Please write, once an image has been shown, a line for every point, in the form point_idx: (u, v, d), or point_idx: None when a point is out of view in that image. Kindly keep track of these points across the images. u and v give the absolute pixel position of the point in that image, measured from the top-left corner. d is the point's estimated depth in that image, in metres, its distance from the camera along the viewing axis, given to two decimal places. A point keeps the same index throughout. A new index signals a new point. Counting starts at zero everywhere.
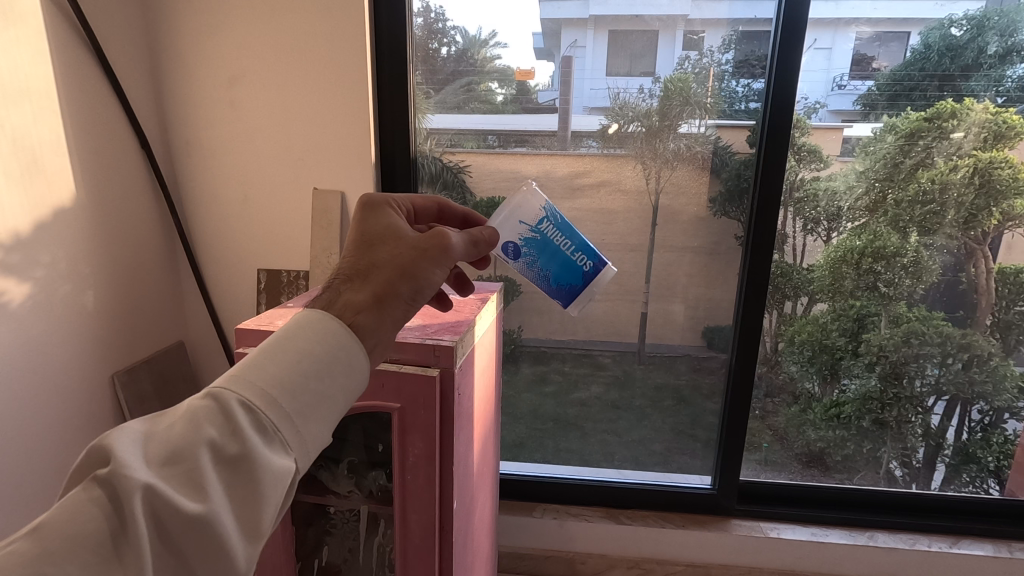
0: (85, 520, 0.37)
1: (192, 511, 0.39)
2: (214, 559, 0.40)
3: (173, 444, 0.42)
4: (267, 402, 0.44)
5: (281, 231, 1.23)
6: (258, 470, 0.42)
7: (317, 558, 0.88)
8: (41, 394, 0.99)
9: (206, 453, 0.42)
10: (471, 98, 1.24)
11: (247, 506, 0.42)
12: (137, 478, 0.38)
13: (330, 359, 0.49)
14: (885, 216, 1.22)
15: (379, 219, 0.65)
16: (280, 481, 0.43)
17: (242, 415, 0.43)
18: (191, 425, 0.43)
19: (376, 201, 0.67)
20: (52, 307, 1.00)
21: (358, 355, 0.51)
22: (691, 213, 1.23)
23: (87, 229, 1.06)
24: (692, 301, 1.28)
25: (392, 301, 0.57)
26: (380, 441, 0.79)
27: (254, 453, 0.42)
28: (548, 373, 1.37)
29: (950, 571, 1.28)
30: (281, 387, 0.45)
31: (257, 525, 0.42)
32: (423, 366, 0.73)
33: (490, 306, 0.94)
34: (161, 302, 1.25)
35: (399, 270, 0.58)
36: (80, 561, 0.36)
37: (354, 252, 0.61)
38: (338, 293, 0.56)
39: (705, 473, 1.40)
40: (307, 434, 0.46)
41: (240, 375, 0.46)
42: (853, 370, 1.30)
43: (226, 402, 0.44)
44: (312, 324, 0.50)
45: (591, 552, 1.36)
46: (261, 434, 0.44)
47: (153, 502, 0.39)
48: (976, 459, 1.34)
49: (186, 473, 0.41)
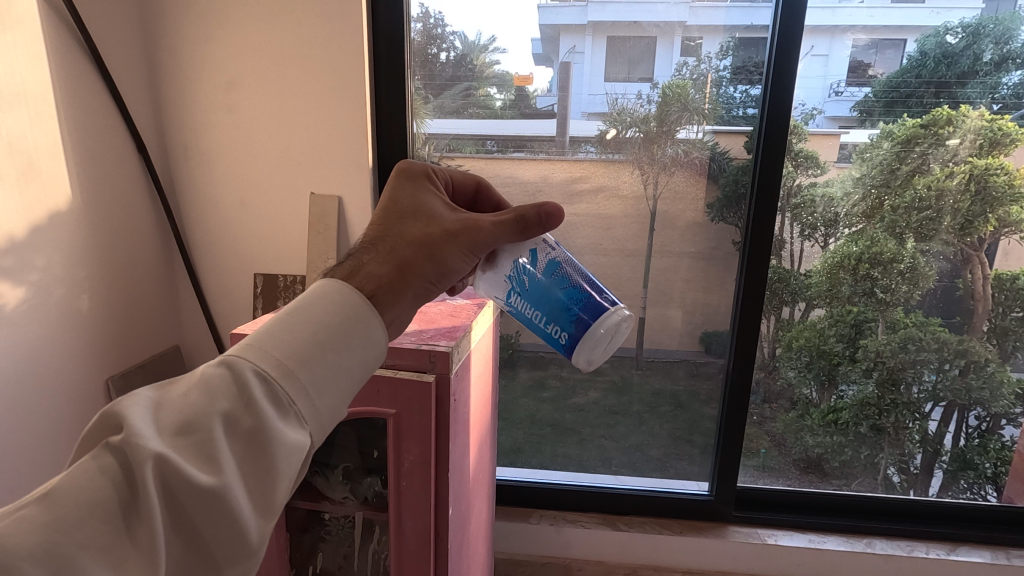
0: (96, 488, 0.37)
1: (204, 483, 0.39)
2: (227, 533, 0.40)
3: (184, 414, 0.41)
4: (282, 373, 0.44)
5: (278, 236, 1.23)
6: (273, 444, 0.42)
7: (312, 565, 0.87)
8: (35, 401, 0.99)
9: (219, 424, 0.41)
10: (470, 103, 1.24)
11: (261, 480, 0.42)
12: (150, 447, 0.38)
13: (348, 333, 0.48)
14: (882, 222, 1.22)
15: (415, 194, 0.65)
16: (294, 457, 0.43)
17: (257, 386, 0.43)
18: (205, 394, 0.42)
19: (415, 175, 0.67)
20: (47, 310, 1.00)
21: (376, 329, 0.50)
22: (689, 218, 1.24)
23: (83, 232, 1.05)
24: (690, 307, 1.28)
25: (414, 279, 0.57)
26: (375, 447, 0.79)
27: (268, 426, 0.42)
28: (546, 379, 1.36)
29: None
30: (296, 358, 0.44)
31: (269, 501, 0.42)
32: (419, 372, 0.72)
33: (487, 309, 0.95)
34: (158, 305, 1.25)
35: (427, 251, 0.59)
36: (92, 531, 0.35)
37: (383, 222, 0.61)
38: (360, 261, 0.56)
39: (702, 479, 1.39)
40: (322, 407, 0.45)
41: (255, 344, 0.45)
42: (851, 375, 1.30)
43: (241, 372, 0.43)
44: (332, 294, 0.49)
45: (589, 559, 1.35)
46: (275, 407, 0.43)
47: (164, 473, 0.38)
48: (974, 465, 1.34)
49: (199, 443, 0.40)
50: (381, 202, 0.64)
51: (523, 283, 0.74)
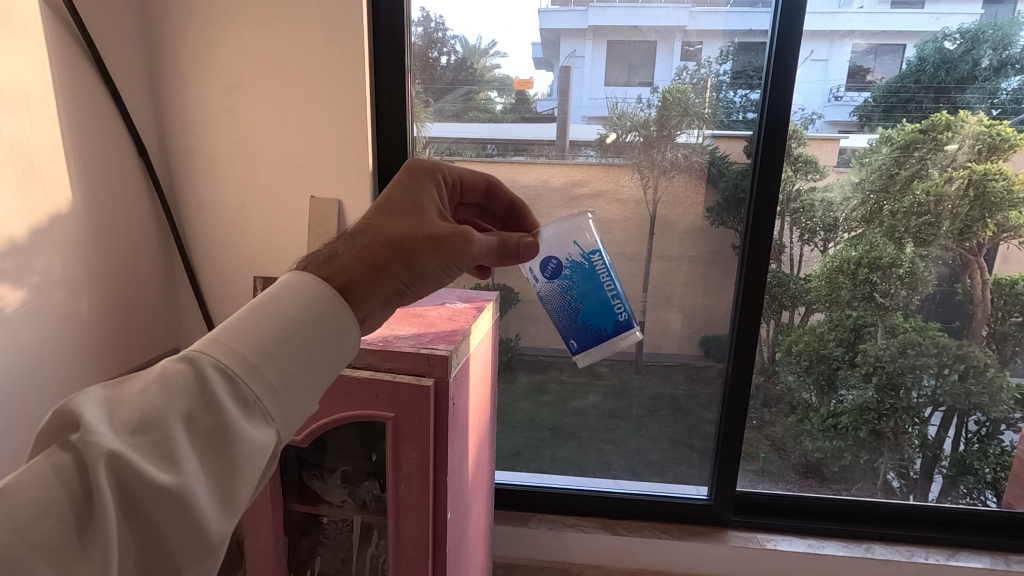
0: (50, 488, 0.36)
1: (162, 482, 0.38)
2: (188, 532, 0.39)
3: (142, 411, 0.40)
4: (246, 369, 0.44)
5: (278, 239, 1.23)
6: (235, 443, 0.42)
7: (310, 570, 0.86)
8: (34, 402, 0.99)
9: (178, 425, 0.41)
10: (470, 107, 1.24)
11: (224, 477, 0.41)
12: (103, 447, 0.37)
13: (317, 327, 0.48)
14: (880, 227, 1.22)
15: (411, 195, 0.64)
16: (258, 454, 0.43)
17: (220, 384, 0.42)
18: (165, 391, 0.42)
19: (418, 178, 0.66)
20: (47, 312, 1.00)
21: (345, 327, 0.50)
22: (689, 222, 1.24)
23: (83, 235, 1.06)
24: (689, 311, 1.28)
25: (389, 277, 0.56)
26: (375, 450, 0.79)
27: (231, 425, 0.42)
28: (545, 382, 1.36)
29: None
30: (262, 355, 0.44)
31: (232, 497, 0.41)
32: (418, 375, 0.73)
33: (487, 312, 0.94)
34: (157, 308, 1.25)
35: (406, 253, 0.57)
36: (46, 530, 0.35)
37: (371, 217, 0.60)
38: (337, 250, 0.55)
39: (700, 483, 1.39)
40: (289, 402, 0.45)
41: (219, 338, 0.45)
42: (850, 380, 1.30)
43: (202, 368, 0.43)
44: (300, 288, 0.49)
45: (587, 564, 1.34)
46: (239, 405, 0.43)
47: (120, 471, 0.37)
48: (973, 470, 1.34)
49: (158, 441, 0.40)
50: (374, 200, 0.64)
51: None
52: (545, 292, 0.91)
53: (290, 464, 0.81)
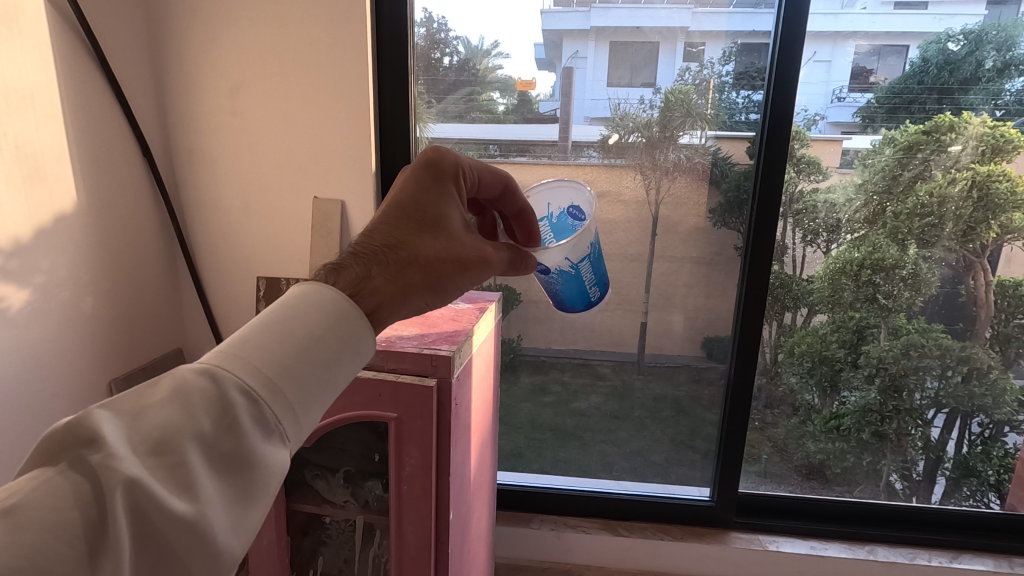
0: (62, 510, 0.31)
1: (182, 514, 0.34)
2: (204, 567, 0.35)
3: (160, 430, 0.36)
4: (271, 391, 0.40)
5: (280, 240, 1.23)
6: (253, 470, 0.38)
7: (312, 568, 0.86)
8: (36, 400, 0.98)
9: (196, 448, 0.37)
10: (472, 108, 1.25)
11: (240, 505, 0.38)
12: (123, 470, 0.33)
13: (339, 346, 0.44)
14: (884, 228, 1.22)
15: (435, 198, 0.58)
16: (276, 478, 0.40)
17: (243, 405, 0.39)
18: (184, 409, 0.37)
19: (442, 174, 0.59)
20: (50, 312, 1.00)
21: (366, 348, 0.47)
22: (691, 223, 1.24)
23: (86, 235, 1.06)
24: (691, 312, 1.28)
25: (414, 301, 0.53)
26: (377, 451, 0.79)
27: (252, 450, 0.38)
28: (547, 383, 1.37)
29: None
30: (286, 376, 0.41)
31: (247, 527, 0.38)
32: (421, 376, 0.73)
33: (489, 314, 0.94)
34: (161, 308, 1.25)
35: (433, 277, 0.55)
36: (57, 557, 0.30)
37: (397, 226, 0.55)
38: (367, 270, 0.51)
39: (703, 484, 1.39)
40: (306, 425, 0.42)
41: (239, 356, 0.41)
42: (853, 382, 1.30)
43: (225, 388, 0.39)
44: (327, 307, 0.45)
45: (589, 564, 1.34)
46: (261, 428, 0.39)
47: (137, 500, 0.33)
48: (977, 472, 1.33)
49: (176, 466, 0.36)
50: (391, 195, 0.58)
51: (555, 223, 0.96)
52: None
53: (292, 464, 0.81)
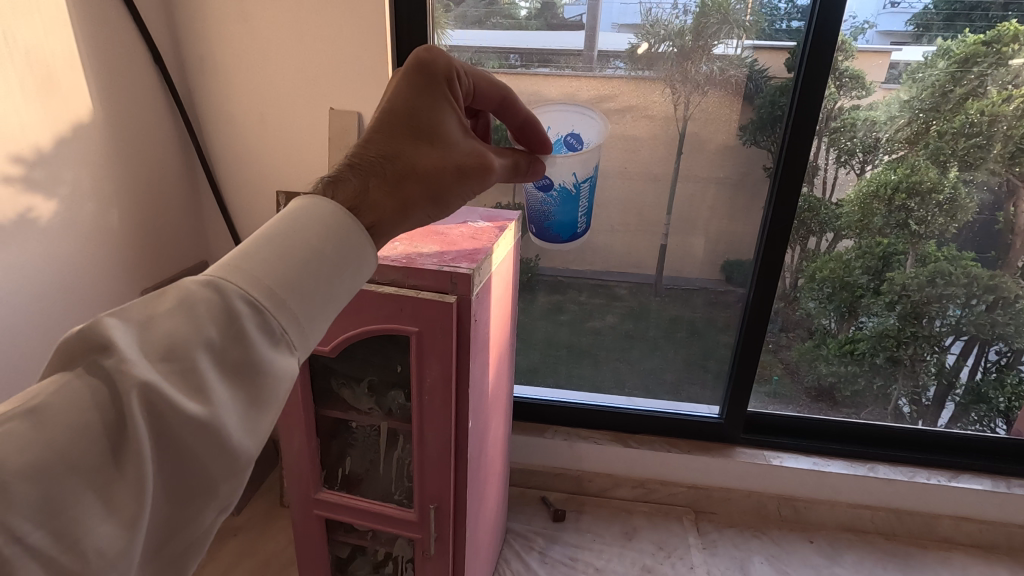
0: (82, 411, 0.33)
1: (195, 416, 0.35)
2: (220, 465, 0.37)
3: (168, 338, 0.36)
4: (274, 301, 0.40)
5: (298, 154, 1.22)
6: (263, 375, 0.39)
7: (340, 468, 0.92)
8: (71, 306, 1.03)
9: (205, 356, 0.37)
10: (493, 12, 1.17)
11: (251, 409, 0.39)
12: (135, 375, 0.34)
13: (341, 259, 0.44)
14: (925, 149, 1.16)
15: (430, 103, 0.54)
16: (286, 384, 0.40)
17: (247, 314, 0.39)
18: (190, 317, 0.37)
19: (434, 75, 0.54)
20: (77, 223, 1.02)
21: (368, 259, 0.46)
22: (720, 142, 1.19)
23: (105, 145, 1.05)
24: (713, 235, 1.26)
25: (416, 213, 0.52)
26: (398, 363, 0.82)
27: (259, 357, 0.39)
28: (564, 302, 1.38)
29: (947, 501, 1.31)
30: (289, 287, 0.40)
31: (260, 429, 0.39)
32: (441, 293, 0.74)
33: (509, 233, 0.93)
34: (183, 221, 1.27)
35: (434, 189, 0.53)
36: (80, 455, 0.32)
37: (392, 136, 0.52)
38: (365, 185, 0.49)
39: (714, 403, 1.42)
40: (312, 335, 0.42)
41: (241, 267, 0.40)
42: (873, 308, 1.29)
43: (229, 296, 0.38)
44: (326, 219, 0.44)
45: (598, 472, 1.42)
46: (267, 336, 0.40)
47: (150, 403, 0.34)
48: (987, 398, 1.35)
49: (185, 372, 0.36)
50: (384, 101, 0.54)
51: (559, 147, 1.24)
52: (533, 196, 1.29)
53: (318, 373, 0.86)
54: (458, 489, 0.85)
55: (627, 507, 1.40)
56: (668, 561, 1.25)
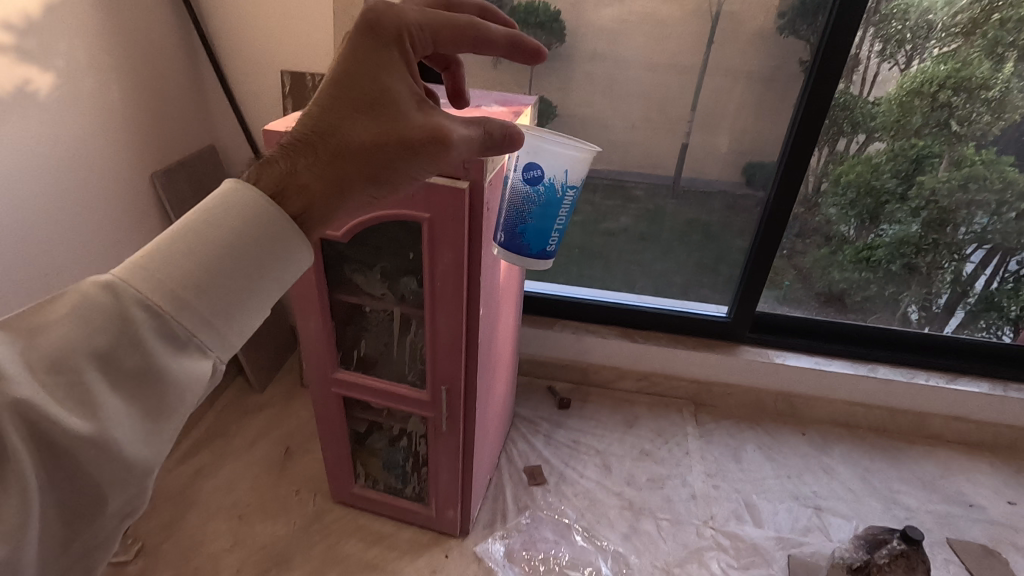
0: None
1: (80, 430, 0.36)
2: (113, 475, 0.38)
3: (58, 354, 0.37)
4: (176, 305, 0.39)
5: (303, 34, 1.15)
6: (161, 383, 0.39)
7: (356, 350, 0.95)
8: (82, 187, 1.02)
9: (95, 369, 0.38)
10: None
11: (149, 417, 0.40)
12: (12, 393, 0.34)
13: (258, 256, 0.42)
14: (981, 39, 1.07)
15: (374, 70, 0.52)
16: (192, 391, 0.41)
17: (145, 324, 0.38)
18: (82, 328, 0.37)
19: (384, 36, 0.53)
20: (79, 99, 0.99)
21: (295, 250, 0.44)
22: (755, 29, 1.10)
23: (97, 15, 0.99)
24: (738, 133, 1.20)
25: (353, 194, 0.50)
26: (411, 249, 0.82)
27: (157, 368, 0.39)
28: (577, 202, 1.34)
29: (941, 401, 1.35)
30: (194, 290, 0.39)
31: (159, 434, 0.40)
32: (453, 179, 0.72)
33: (523, 119, 0.89)
34: (187, 103, 1.22)
35: (372, 166, 0.50)
36: None
37: (335, 110, 0.50)
38: (294, 165, 0.48)
39: (721, 302, 1.43)
40: (227, 338, 0.42)
41: (142, 268, 0.39)
42: (897, 214, 1.26)
43: (124, 304, 0.38)
44: (237, 211, 0.42)
45: (604, 363, 1.46)
46: (169, 343, 0.39)
47: (29, 421, 0.35)
48: (998, 307, 1.35)
49: (74, 388, 0.37)
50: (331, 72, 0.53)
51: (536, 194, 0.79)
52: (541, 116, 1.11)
53: (331, 259, 0.86)
54: (468, 372, 0.88)
55: (630, 398, 1.46)
56: (665, 445, 1.33)
